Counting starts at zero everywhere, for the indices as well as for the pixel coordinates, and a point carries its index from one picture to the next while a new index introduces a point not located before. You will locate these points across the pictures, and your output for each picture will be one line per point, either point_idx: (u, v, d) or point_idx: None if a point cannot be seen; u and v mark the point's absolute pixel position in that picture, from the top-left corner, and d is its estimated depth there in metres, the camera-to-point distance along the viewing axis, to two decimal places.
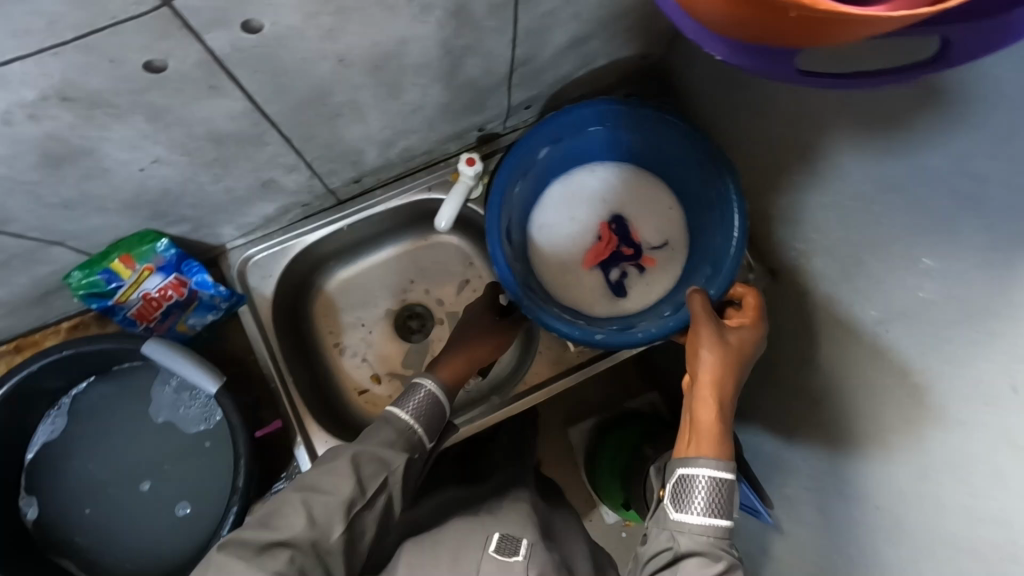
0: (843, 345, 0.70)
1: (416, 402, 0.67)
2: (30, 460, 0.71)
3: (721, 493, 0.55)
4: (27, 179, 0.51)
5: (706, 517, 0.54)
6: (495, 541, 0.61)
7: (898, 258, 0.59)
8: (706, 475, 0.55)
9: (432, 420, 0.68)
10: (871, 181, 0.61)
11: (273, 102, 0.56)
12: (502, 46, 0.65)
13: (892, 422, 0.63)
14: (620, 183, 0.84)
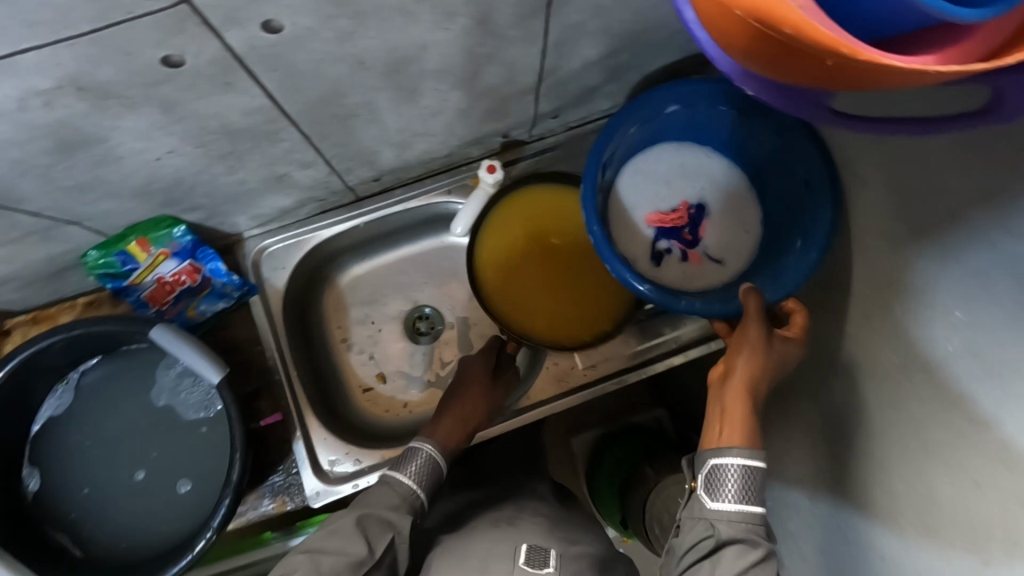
0: (857, 385, 0.66)
1: (417, 468, 0.68)
2: (36, 432, 0.73)
3: (754, 479, 0.56)
4: (41, 164, 0.51)
5: (741, 505, 0.55)
6: (523, 551, 0.62)
7: (926, 305, 0.55)
8: (738, 464, 0.56)
9: (433, 484, 0.68)
10: (903, 223, 0.57)
11: (290, 100, 0.55)
12: (528, 55, 0.64)
13: (903, 473, 0.59)
14: (719, 178, 0.82)
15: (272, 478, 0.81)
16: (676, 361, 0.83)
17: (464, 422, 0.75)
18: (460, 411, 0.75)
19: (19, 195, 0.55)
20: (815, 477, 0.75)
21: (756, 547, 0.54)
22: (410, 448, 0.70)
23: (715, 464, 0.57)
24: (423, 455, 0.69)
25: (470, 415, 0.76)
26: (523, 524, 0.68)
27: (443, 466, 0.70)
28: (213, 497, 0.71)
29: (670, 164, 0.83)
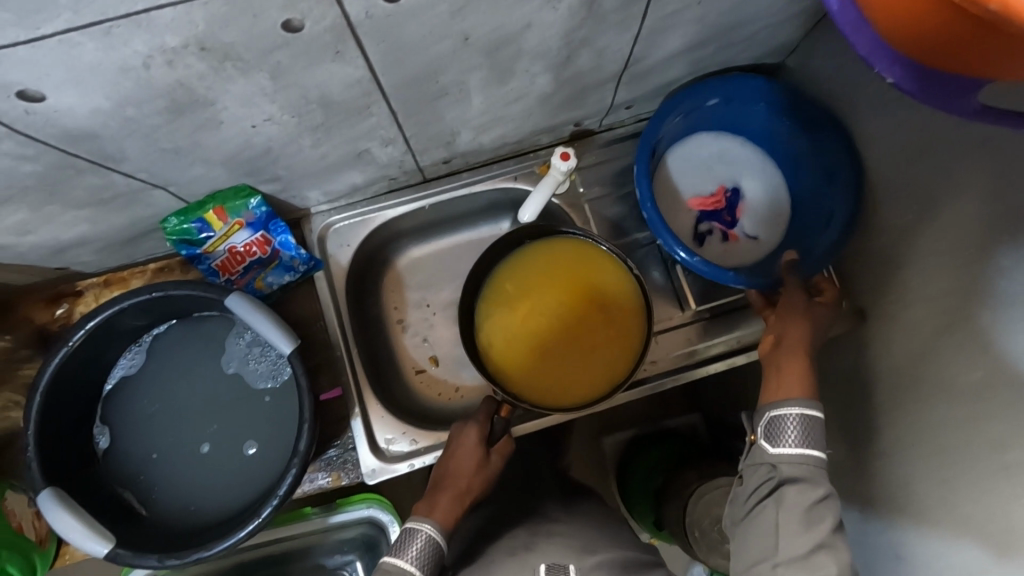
0: (927, 403, 0.67)
1: (417, 550, 0.66)
2: (109, 391, 0.75)
3: (812, 428, 0.59)
4: (150, 124, 0.51)
5: (803, 449, 0.58)
6: (543, 571, 0.67)
7: (1014, 328, 0.56)
8: (796, 412, 0.60)
9: (434, 565, 0.67)
10: (997, 240, 0.58)
11: (389, 74, 0.55)
12: (620, 42, 0.63)
13: (968, 491, 0.62)
14: (757, 164, 0.87)
15: (327, 451, 0.81)
16: (739, 361, 0.83)
17: (461, 497, 0.72)
18: (454, 487, 0.72)
19: (118, 155, 0.55)
20: (881, 501, 0.75)
21: (820, 487, 0.57)
22: (407, 529, 0.68)
23: (775, 412, 0.61)
24: (423, 536, 0.67)
25: (466, 488, 0.73)
26: (543, 546, 0.71)
27: (445, 547, 0.68)
28: (276, 470, 0.72)
29: (710, 150, 0.88)
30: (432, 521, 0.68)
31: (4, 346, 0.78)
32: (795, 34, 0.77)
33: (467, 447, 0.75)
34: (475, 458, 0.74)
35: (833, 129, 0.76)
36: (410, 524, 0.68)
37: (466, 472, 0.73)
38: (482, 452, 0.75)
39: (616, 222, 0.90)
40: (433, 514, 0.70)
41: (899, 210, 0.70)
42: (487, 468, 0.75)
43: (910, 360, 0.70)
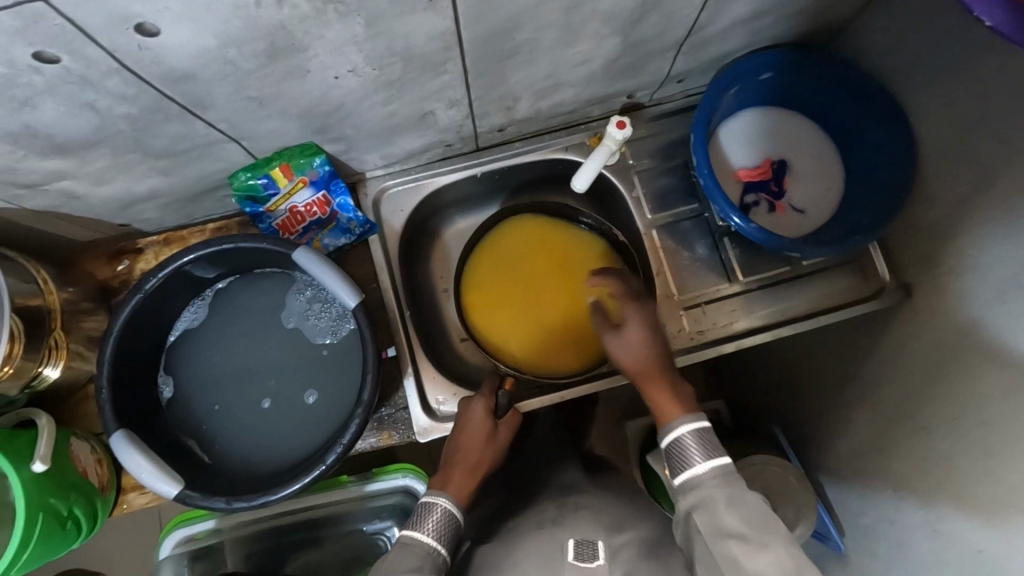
0: (978, 372, 0.69)
1: (435, 523, 0.67)
2: (172, 342, 0.76)
3: (705, 440, 0.61)
4: (245, 68, 0.53)
5: (705, 460, 0.60)
6: (571, 547, 0.63)
7: None
8: (683, 430, 0.62)
9: (448, 541, 0.68)
10: None
11: (471, 28, 0.57)
12: (689, 5, 0.65)
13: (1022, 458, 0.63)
14: (807, 139, 0.88)
15: (380, 411, 0.83)
16: (783, 333, 0.85)
17: (473, 470, 0.74)
18: (466, 462, 0.75)
19: (206, 100, 0.57)
20: (929, 472, 0.77)
21: (723, 493, 0.57)
22: (424, 504, 0.70)
23: (669, 435, 0.63)
24: (439, 511, 0.68)
25: (478, 463, 0.75)
26: (571, 522, 0.69)
27: (459, 520, 0.69)
28: (335, 424, 0.74)
29: (762, 122, 0.89)
30: (448, 495, 0.70)
31: (69, 295, 0.77)
32: (852, 8, 0.78)
33: (475, 422, 0.78)
34: (482, 435, 0.77)
35: (886, 102, 0.77)
36: (426, 499, 0.69)
37: (476, 446, 0.76)
38: (489, 428, 0.78)
39: (663, 194, 0.91)
40: (448, 488, 0.72)
41: (950, 181, 0.71)
42: (496, 442, 0.79)
43: (963, 331, 0.72)
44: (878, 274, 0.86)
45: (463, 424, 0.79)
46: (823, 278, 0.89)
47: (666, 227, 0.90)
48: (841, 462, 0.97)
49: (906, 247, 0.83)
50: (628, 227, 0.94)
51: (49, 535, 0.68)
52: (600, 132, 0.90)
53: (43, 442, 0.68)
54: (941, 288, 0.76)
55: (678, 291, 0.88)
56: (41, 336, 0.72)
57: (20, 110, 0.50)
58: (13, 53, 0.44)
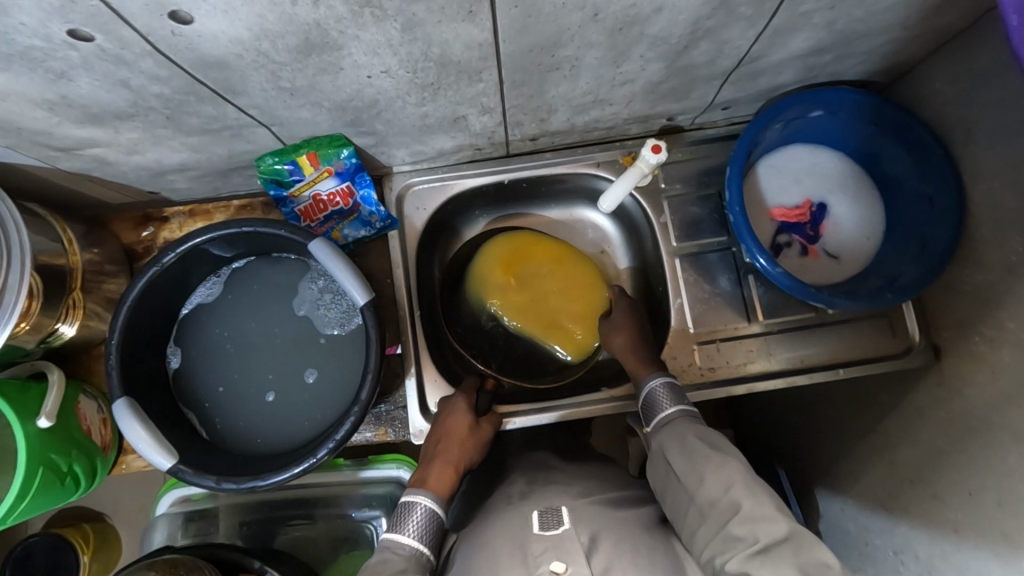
0: (1004, 451, 0.66)
1: (416, 524, 0.68)
2: (184, 315, 0.78)
3: (676, 388, 0.74)
4: (279, 62, 0.53)
5: (673, 404, 0.72)
6: (535, 518, 0.64)
7: None
8: (658, 380, 0.75)
9: (433, 536, 0.69)
10: None
11: (511, 41, 0.55)
12: (743, 37, 0.62)
13: None
14: (851, 184, 0.84)
15: (379, 406, 0.84)
16: (798, 381, 0.83)
17: (453, 465, 0.75)
18: (446, 456, 0.75)
19: (239, 87, 0.56)
20: (935, 546, 0.73)
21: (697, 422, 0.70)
22: (404, 503, 0.70)
23: (644, 390, 0.75)
24: (420, 510, 0.69)
25: (458, 457, 0.75)
26: (539, 494, 0.69)
27: (441, 515, 0.70)
28: (332, 416, 0.75)
29: (804, 163, 0.86)
30: (427, 492, 0.71)
31: (93, 257, 0.79)
32: (919, 54, 0.73)
33: (457, 419, 0.78)
34: (462, 430, 0.77)
35: (940, 157, 0.73)
36: (406, 500, 0.70)
37: (458, 439, 0.76)
38: (470, 423, 0.78)
39: (693, 223, 0.88)
40: (427, 485, 0.72)
41: (1001, 251, 0.67)
42: (479, 436, 0.78)
43: (995, 406, 0.68)
44: (907, 333, 0.83)
45: (444, 418, 0.79)
46: (846, 331, 0.85)
47: (691, 257, 0.88)
48: (839, 514, 0.94)
49: (944, 310, 0.79)
50: (653, 251, 0.92)
51: (48, 489, 0.70)
52: (635, 151, 0.88)
53: (51, 399, 0.70)
54: (974, 359, 0.73)
55: (694, 324, 0.86)
56: (62, 294, 0.73)
57: (58, 81, 0.51)
58: (51, 29, 0.44)
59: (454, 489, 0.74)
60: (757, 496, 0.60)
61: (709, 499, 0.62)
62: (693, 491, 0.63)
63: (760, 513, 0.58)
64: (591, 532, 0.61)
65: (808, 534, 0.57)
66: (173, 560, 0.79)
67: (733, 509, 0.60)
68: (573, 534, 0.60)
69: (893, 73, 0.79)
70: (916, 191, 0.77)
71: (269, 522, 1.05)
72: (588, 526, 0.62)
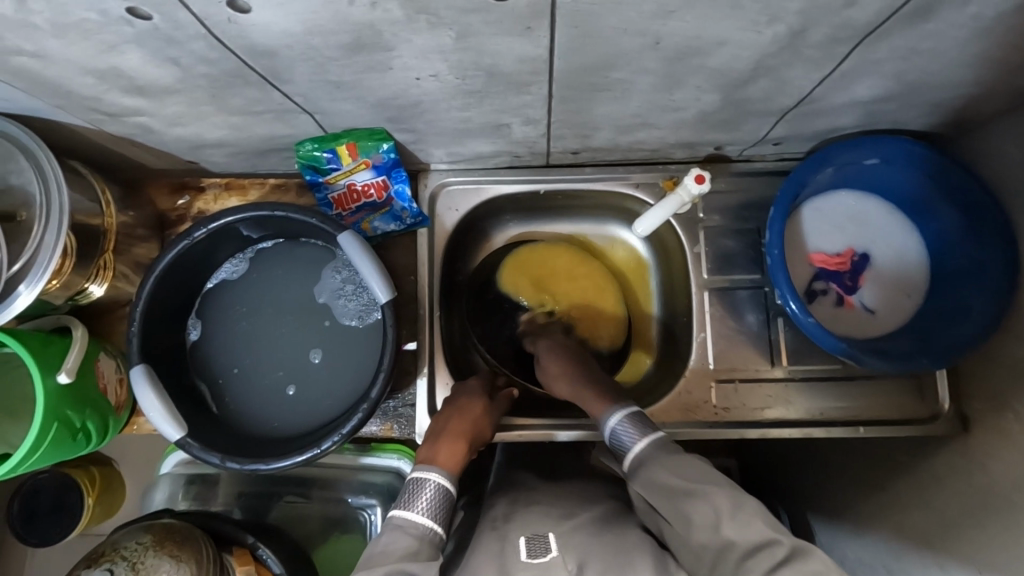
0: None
1: (427, 502, 0.65)
2: (208, 290, 0.79)
3: (639, 419, 0.71)
4: (328, 56, 0.52)
5: (641, 437, 0.69)
6: (522, 544, 0.63)
7: None
8: (616, 417, 0.72)
9: (445, 515, 0.65)
10: None
11: (564, 59, 0.54)
12: (805, 78, 0.59)
13: None
14: (898, 240, 0.81)
15: (387, 401, 0.84)
16: (815, 434, 0.81)
17: (461, 441, 0.72)
18: (454, 432, 0.73)
19: (287, 75, 0.56)
20: None
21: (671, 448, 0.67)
22: (414, 480, 0.67)
23: (608, 429, 0.72)
24: (431, 486, 0.65)
25: (466, 434, 0.74)
26: (522, 516, 0.68)
27: (452, 492, 0.67)
28: (340, 407, 0.75)
29: (851, 211, 0.82)
30: (438, 468, 0.68)
31: (127, 220, 0.80)
32: (990, 112, 0.69)
33: (466, 401, 0.78)
34: (472, 411, 0.77)
35: (999, 227, 0.70)
36: (417, 477, 0.66)
37: (469, 419, 0.76)
38: (482, 405, 0.79)
39: (727, 257, 0.86)
40: (436, 459, 0.69)
41: None
42: (486, 422, 0.78)
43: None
44: (935, 400, 0.80)
45: (453, 402, 0.78)
46: (870, 389, 0.82)
47: (720, 291, 0.85)
48: None
49: (980, 382, 0.76)
50: (681, 279, 0.90)
51: (60, 443, 0.71)
52: (676, 176, 0.86)
53: (73, 355, 0.71)
54: (1005, 439, 0.70)
55: (714, 360, 0.84)
56: (93, 254, 0.74)
57: (110, 52, 0.51)
58: (108, 5, 0.44)
59: (463, 466, 0.71)
60: (746, 520, 0.57)
61: (704, 538, 0.58)
62: (686, 536, 0.60)
63: (756, 541, 0.56)
64: (578, 560, 0.61)
65: (807, 549, 0.55)
66: (171, 525, 0.80)
67: (727, 549, 0.57)
68: (560, 562, 0.60)
69: (957, 129, 0.75)
70: (966, 254, 0.74)
71: (267, 497, 1.06)
72: (577, 553, 0.62)
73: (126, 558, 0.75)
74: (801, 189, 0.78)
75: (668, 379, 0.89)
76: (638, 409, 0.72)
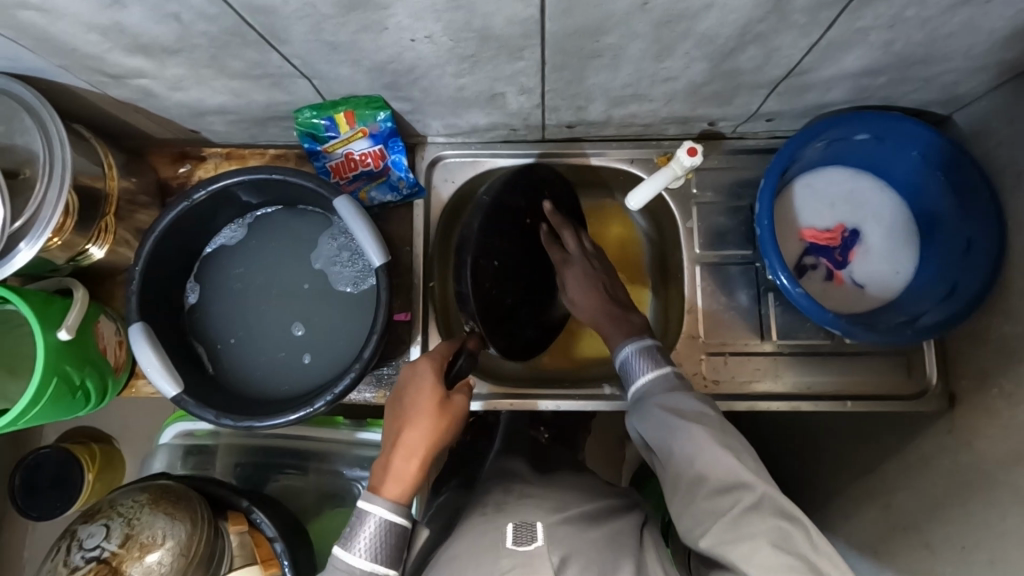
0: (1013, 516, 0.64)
1: (366, 541, 0.62)
2: (207, 255, 0.80)
3: (653, 353, 0.73)
4: (324, 13, 0.53)
5: (650, 369, 0.72)
6: (510, 531, 0.64)
7: None
8: (632, 347, 0.75)
9: (391, 547, 0.63)
10: None
11: (556, 21, 0.55)
12: (794, 47, 0.60)
13: None
14: (886, 215, 0.82)
15: (381, 369, 0.85)
16: (804, 408, 0.81)
17: (408, 461, 0.65)
18: (401, 449, 0.65)
19: (284, 34, 0.57)
20: None
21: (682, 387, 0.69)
22: (358, 513, 0.64)
23: (620, 356, 0.75)
24: (373, 527, 0.62)
25: (414, 448, 0.65)
26: (515, 508, 0.69)
27: (397, 524, 0.63)
28: (336, 369, 0.77)
29: (843, 188, 0.83)
30: (382, 500, 0.63)
31: (129, 185, 0.81)
32: (978, 88, 0.70)
33: (417, 397, 0.67)
34: (439, 423, 0.66)
35: (986, 202, 0.70)
36: (360, 514, 0.63)
37: (415, 424, 0.66)
38: (434, 399, 0.67)
39: (718, 233, 0.87)
40: (382, 488, 0.64)
41: None
42: (442, 418, 0.67)
43: (1014, 464, 0.65)
44: (923, 376, 0.81)
45: (403, 402, 0.68)
46: (859, 365, 0.83)
47: (711, 267, 0.86)
48: None
49: (965, 359, 0.77)
50: (674, 257, 0.91)
51: (59, 399, 0.72)
52: (670, 152, 0.87)
53: (73, 314, 0.73)
54: (989, 414, 0.71)
55: (705, 335, 0.85)
56: (96, 216, 0.76)
57: (113, 7, 0.53)
58: None
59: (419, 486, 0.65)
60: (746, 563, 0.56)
61: (677, 467, 0.60)
62: (665, 462, 0.62)
63: (726, 483, 0.57)
64: (563, 554, 0.60)
65: (776, 498, 0.56)
66: (166, 487, 0.81)
67: (699, 481, 0.58)
68: (544, 552, 0.60)
69: (948, 107, 0.76)
70: (954, 231, 0.75)
71: (266, 468, 1.07)
72: (561, 546, 0.61)
73: (122, 515, 0.77)
74: (790, 166, 0.79)
75: (660, 354, 0.90)
76: (653, 343, 0.75)
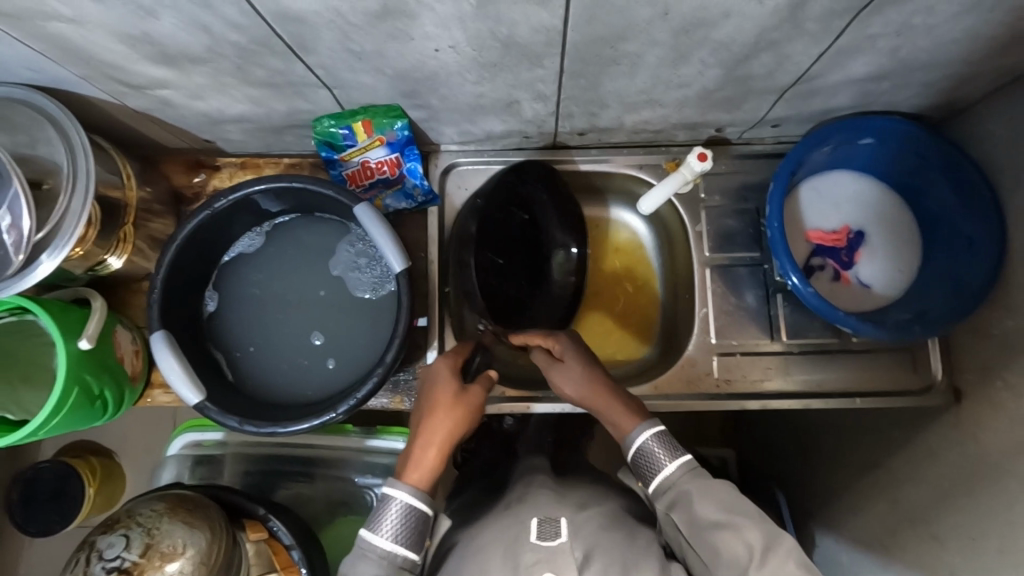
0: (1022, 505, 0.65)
1: (392, 523, 0.62)
2: (225, 264, 0.81)
3: (666, 441, 0.67)
4: (353, 23, 0.55)
5: (671, 460, 0.66)
6: (533, 526, 0.63)
7: None
8: (646, 435, 0.67)
9: (415, 531, 0.62)
10: None
11: (578, 30, 0.57)
12: (804, 54, 0.63)
13: None
14: (890, 216, 0.84)
15: (398, 374, 0.85)
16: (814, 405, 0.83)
17: (429, 449, 0.65)
18: (421, 437, 0.66)
19: (312, 43, 0.58)
20: None
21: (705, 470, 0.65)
22: (382, 497, 0.63)
23: (633, 444, 0.68)
24: (395, 510, 0.62)
25: (434, 435, 0.66)
26: (535, 501, 0.69)
27: (421, 507, 0.63)
28: (355, 374, 0.77)
29: (847, 190, 0.86)
30: (404, 484, 0.63)
31: (146, 195, 0.81)
32: (977, 93, 0.73)
33: (437, 389, 0.69)
34: (461, 415, 0.67)
35: (987, 202, 0.73)
36: (384, 497, 0.63)
37: (435, 413, 0.67)
38: (452, 391, 0.68)
39: (726, 235, 0.89)
40: (405, 474, 0.64)
41: None
42: (461, 408, 0.68)
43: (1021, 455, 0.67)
44: (928, 372, 0.83)
45: (423, 394, 0.69)
46: (866, 362, 0.85)
47: (720, 268, 0.88)
48: (835, 549, 0.95)
49: (968, 354, 0.79)
50: (683, 259, 0.93)
51: (78, 409, 0.72)
52: (679, 157, 0.89)
53: (93, 323, 0.73)
54: (994, 407, 0.73)
55: (716, 335, 0.87)
56: (114, 225, 0.76)
57: (145, 18, 0.54)
58: None
59: (441, 474, 0.65)
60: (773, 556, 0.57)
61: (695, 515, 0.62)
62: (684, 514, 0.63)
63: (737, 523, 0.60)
64: (586, 549, 0.61)
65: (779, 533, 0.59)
66: (183, 495, 0.81)
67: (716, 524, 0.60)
68: (566, 549, 0.60)
69: (946, 111, 0.79)
70: (956, 230, 0.77)
71: (276, 476, 1.07)
72: (584, 542, 0.62)
73: (141, 524, 0.76)
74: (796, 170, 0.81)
75: (672, 355, 0.91)
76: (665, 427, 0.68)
